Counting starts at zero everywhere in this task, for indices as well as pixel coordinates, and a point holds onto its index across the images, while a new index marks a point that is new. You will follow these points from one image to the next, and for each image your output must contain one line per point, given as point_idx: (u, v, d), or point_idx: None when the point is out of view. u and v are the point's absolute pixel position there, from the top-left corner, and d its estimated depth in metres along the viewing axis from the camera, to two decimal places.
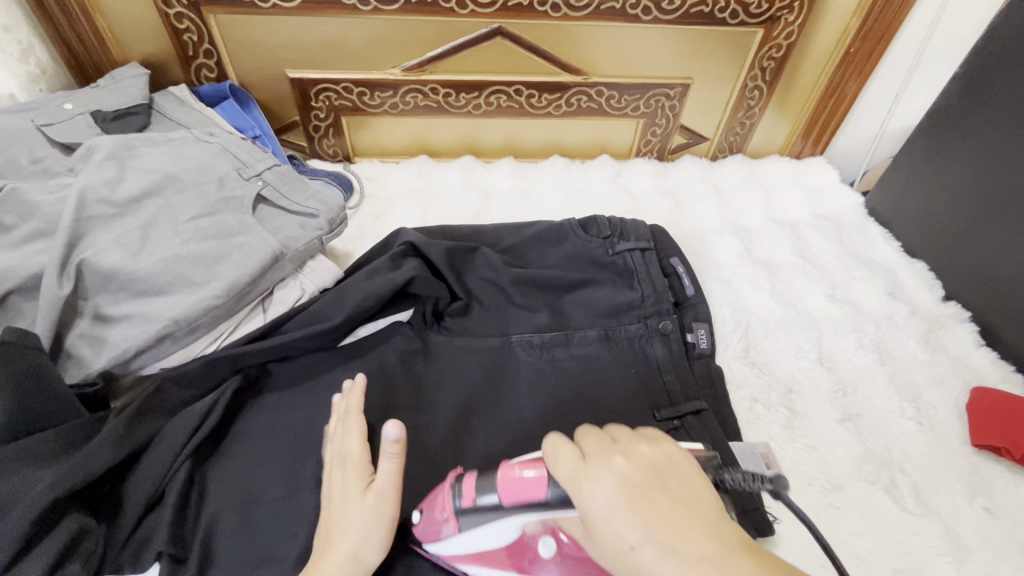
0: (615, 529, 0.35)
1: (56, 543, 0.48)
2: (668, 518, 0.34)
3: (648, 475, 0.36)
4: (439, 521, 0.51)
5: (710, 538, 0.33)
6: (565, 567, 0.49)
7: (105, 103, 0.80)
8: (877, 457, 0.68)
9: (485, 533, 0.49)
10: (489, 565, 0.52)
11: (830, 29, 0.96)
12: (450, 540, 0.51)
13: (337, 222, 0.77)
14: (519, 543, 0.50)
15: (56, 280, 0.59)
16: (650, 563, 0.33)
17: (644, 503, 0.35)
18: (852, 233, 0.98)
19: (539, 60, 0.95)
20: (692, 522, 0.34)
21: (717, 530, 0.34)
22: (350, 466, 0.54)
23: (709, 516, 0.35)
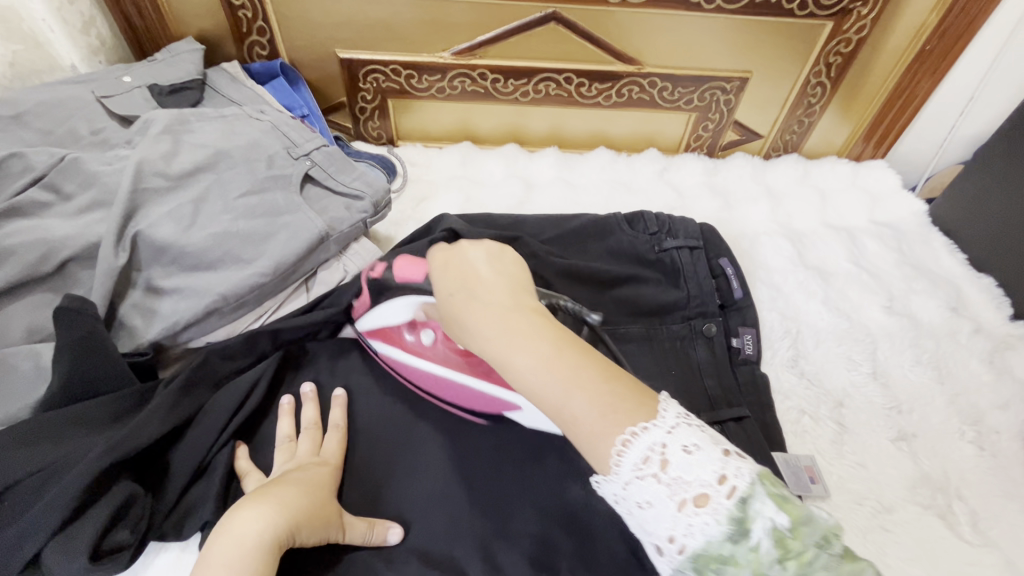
0: (452, 288, 0.52)
1: (105, 509, 0.49)
2: (489, 289, 0.50)
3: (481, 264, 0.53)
4: (363, 303, 0.67)
5: (507, 297, 0.49)
6: (440, 353, 0.62)
7: (161, 77, 0.81)
8: (933, 481, 0.65)
9: (387, 310, 0.65)
10: (387, 341, 0.65)
11: (905, 25, 0.90)
12: (370, 310, 0.66)
13: (382, 205, 0.76)
14: (414, 326, 0.64)
15: (112, 251, 0.60)
16: (461, 301, 0.50)
17: (472, 269, 0.52)
18: (913, 242, 0.93)
19: (593, 49, 0.92)
20: (501, 287, 0.51)
21: (517, 295, 0.50)
22: (331, 470, 0.57)
23: (516, 287, 0.51)
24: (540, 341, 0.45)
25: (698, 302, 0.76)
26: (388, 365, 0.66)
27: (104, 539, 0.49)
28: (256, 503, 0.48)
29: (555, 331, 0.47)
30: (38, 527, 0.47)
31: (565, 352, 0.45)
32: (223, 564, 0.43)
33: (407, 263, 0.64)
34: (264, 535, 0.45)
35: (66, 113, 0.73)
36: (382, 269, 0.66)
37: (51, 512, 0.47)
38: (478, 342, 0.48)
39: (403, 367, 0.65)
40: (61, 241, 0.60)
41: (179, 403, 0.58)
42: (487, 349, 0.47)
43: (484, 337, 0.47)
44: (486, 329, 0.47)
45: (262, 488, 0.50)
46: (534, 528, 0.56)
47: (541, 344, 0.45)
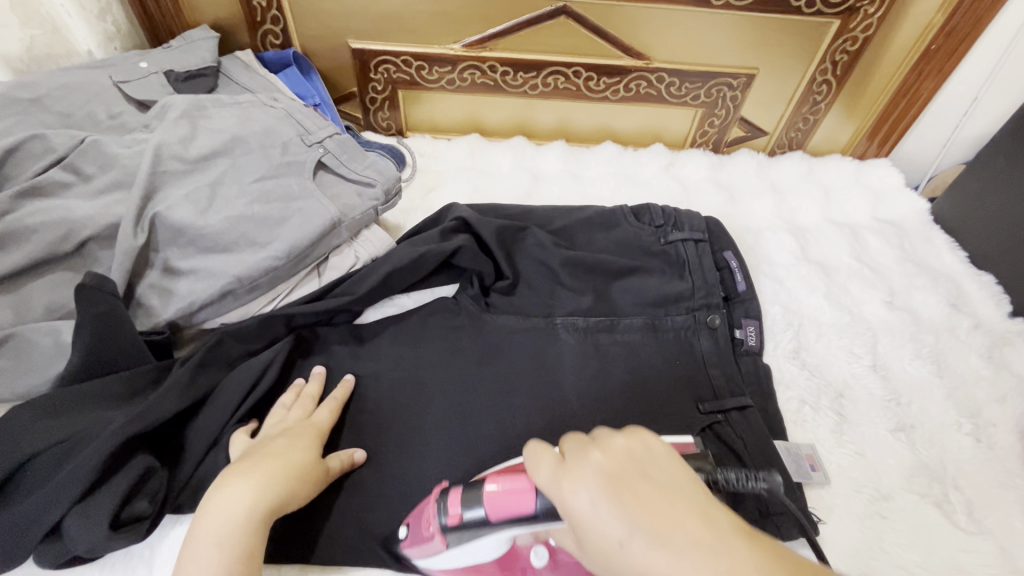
0: (616, 520, 0.32)
1: (125, 480, 0.50)
2: (660, 511, 0.32)
3: (632, 468, 0.35)
4: (423, 540, 0.51)
5: (703, 524, 0.31)
6: (562, 572, 0.51)
7: (177, 64, 0.82)
8: (930, 470, 0.66)
9: (473, 549, 0.50)
10: (479, 573, 0.54)
11: (911, 24, 0.91)
12: (439, 556, 0.51)
13: (393, 193, 0.77)
14: (513, 553, 0.52)
15: (131, 231, 0.62)
16: (646, 550, 0.31)
17: (628, 491, 0.33)
18: (914, 239, 0.94)
19: (602, 43, 0.94)
20: (680, 508, 0.32)
21: (709, 515, 0.32)
22: (318, 428, 0.59)
23: (703, 503, 0.33)
24: None
25: (703, 294, 0.77)
26: None
27: (123, 509, 0.50)
28: (240, 476, 0.50)
29: (804, 575, 0.29)
30: (59, 496, 0.48)
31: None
32: (214, 540, 0.46)
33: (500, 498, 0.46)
34: (250, 508, 0.48)
35: (85, 97, 0.74)
36: (457, 506, 0.49)
37: (72, 482, 0.49)
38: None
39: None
40: (82, 221, 0.61)
41: (195, 381, 0.59)
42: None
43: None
44: None
45: (247, 457, 0.52)
46: None
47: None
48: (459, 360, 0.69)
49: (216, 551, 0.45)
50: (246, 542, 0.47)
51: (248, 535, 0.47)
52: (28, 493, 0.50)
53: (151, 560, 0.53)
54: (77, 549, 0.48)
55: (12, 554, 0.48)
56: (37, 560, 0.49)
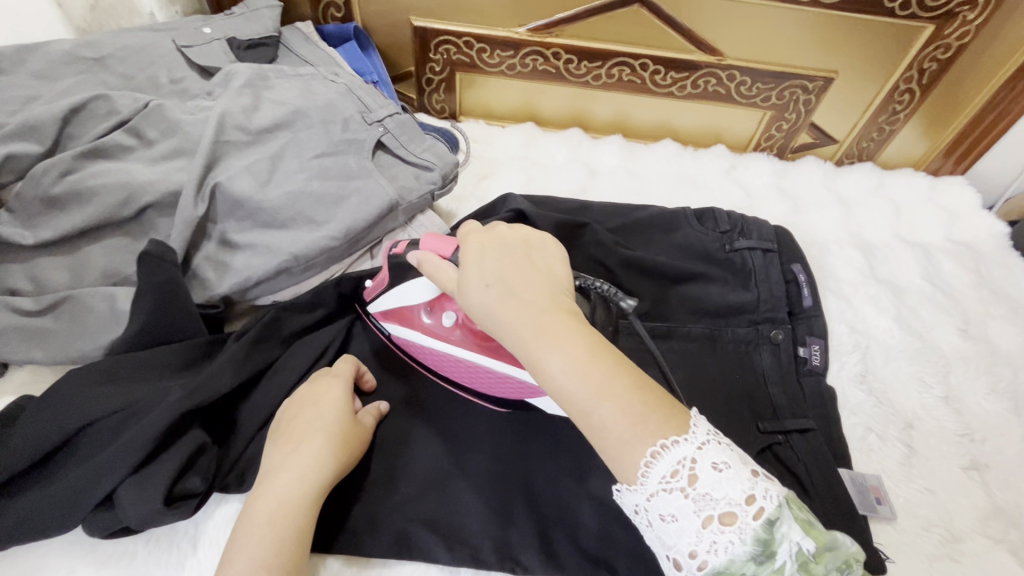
0: (489, 276, 0.47)
1: (179, 456, 0.49)
2: (526, 283, 0.46)
3: (520, 249, 0.50)
4: (379, 279, 0.62)
5: (546, 297, 0.46)
6: (459, 337, 0.59)
7: (240, 32, 0.80)
8: (1006, 514, 0.62)
9: (404, 292, 0.60)
10: (402, 322, 0.62)
11: (1012, 35, 0.85)
12: (386, 290, 0.62)
13: (450, 178, 0.74)
14: (433, 307, 0.60)
15: (193, 201, 0.60)
16: (493, 293, 0.46)
17: (509, 257, 0.48)
18: (991, 264, 0.88)
19: (674, 35, 0.89)
20: (540, 282, 0.47)
21: (556, 295, 0.47)
22: (339, 383, 0.57)
23: (554, 287, 0.48)
24: (573, 339, 0.43)
25: (767, 306, 0.73)
26: (402, 342, 0.64)
27: (176, 485, 0.49)
28: (287, 466, 0.50)
29: (589, 333, 0.44)
30: (115, 466, 0.47)
31: (599, 355, 0.42)
32: (267, 519, 0.47)
33: (433, 238, 0.54)
34: (298, 497, 0.48)
35: (148, 60, 0.73)
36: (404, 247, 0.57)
37: (127, 452, 0.47)
38: (502, 329, 0.45)
39: (417, 348, 0.63)
40: (143, 186, 0.60)
41: (251, 357, 0.58)
42: (507, 334, 0.44)
43: (513, 333, 0.44)
44: (518, 321, 0.44)
45: (285, 441, 0.52)
46: (593, 517, 0.56)
47: (565, 342, 0.42)
48: None
49: (262, 528, 0.46)
50: (295, 525, 0.47)
51: (305, 519, 0.48)
52: (85, 458, 0.49)
53: (197, 537, 0.52)
54: (128, 521, 0.47)
55: (67, 517, 0.48)
56: (88, 527, 0.48)
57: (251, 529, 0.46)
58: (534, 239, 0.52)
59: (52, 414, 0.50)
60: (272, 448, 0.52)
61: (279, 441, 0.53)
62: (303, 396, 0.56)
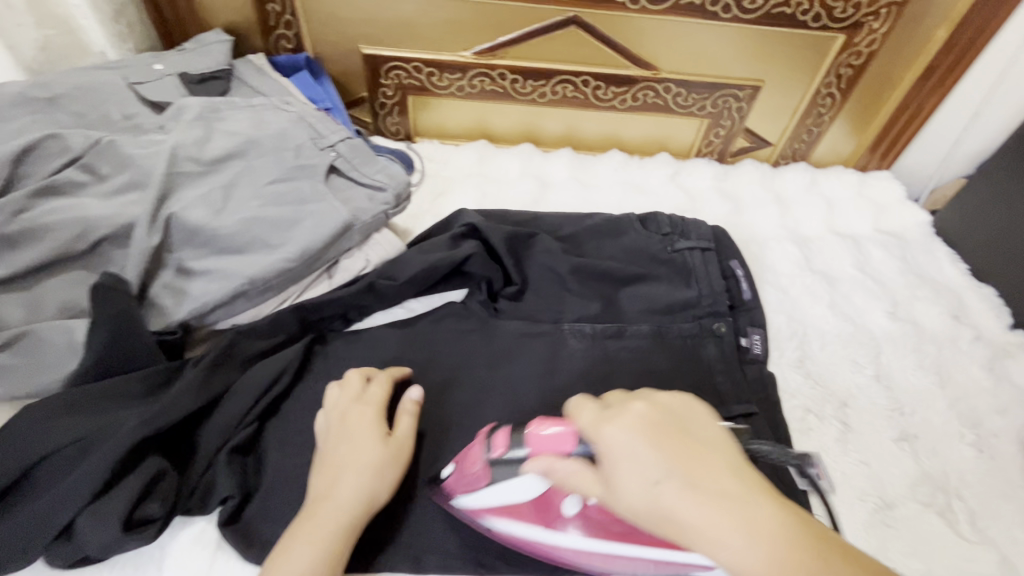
0: (657, 470, 0.38)
1: (138, 483, 0.51)
2: (706, 467, 0.38)
3: (671, 423, 0.41)
4: (468, 474, 0.55)
5: (734, 479, 0.38)
6: (587, 523, 0.51)
7: (191, 66, 0.82)
8: (934, 479, 0.67)
9: (508, 487, 0.53)
10: (514, 519, 0.54)
11: (915, 40, 0.93)
12: (483, 490, 0.54)
13: (402, 197, 0.79)
14: (548, 500, 0.52)
15: (147, 231, 0.62)
16: (671, 490, 0.37)
17: (671, 437, 0.40)
18: (916, 251, 0.95)
19: (610, 53, 0.95)
20: (715, 462, 0.39)
21: (743, 473, 0.39)
22: (373, 412, 0.58)
23: (729, 461, 0.39)
24: (781, 545, 0.35)
25: (709, 302, 0.77)
26: (510, 540, 0.56)
27: (135, 511, 0.51)
28: (328, 496, 0.52)
29: (797, 524, 0.36)
30: (73, 496, 0.49)
31: (835, 560, 0.34)
32: (316, 547, 0.49)
33: (546, 437, 0.49)
34: (336, 526, 0.51)
35: (100, 97, 0.74)
36: (504, 445, 0.53)
37: (85, 482, 0.49)
38: (699, 539, 0.36)
39: (535, 543, 0.54)
40: (98, 220, 0.62)
41: (208, 382, 0.60)
42: (710, 546, 0.36)
43: (717, 543, 0.36)
44: (713, 529, 0.36)
45: (325, 471, 0.54)
46: None
47: (787, 556, 0.34)
48: (467, 365, 0.70)
49: (310, 555, 0.49)
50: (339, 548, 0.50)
51: (346, 540, 0.51)
52: (42, 491, 0.50)
53: (161, 560, 0.53)
54: (89, 549, 0.49)
55: (26, 550, 0.48)
56: (48, 559, 0.50)
57: (290, 555, 0.49)
58: (683, 406, 0.43)
59: (9, 449, 0.51)
60: (314, 476, 0.54)
61: (319, 468, 0.55)
62: (336, 426, 0.57)
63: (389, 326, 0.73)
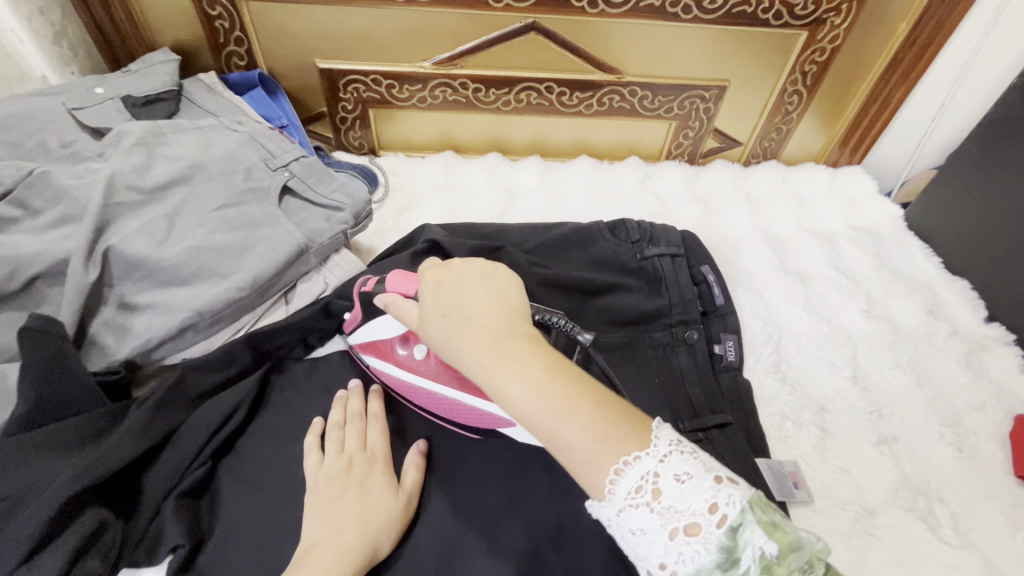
0: (443, 306, 0.49)
1: (74, 539, 0.47)
2: (482, 307, 0.48)
3: (477, 273, 0.51)
4: (357, 314, 0.66)
5: (501, 321, 0.47)
6: (432, 369, 0.60)
7: (135, 89, 0.79)
8: (914, 483, 0.65)
9: (377, 324, 0.62)
10: (380, 356, 0.64)
11: (878, 33, 0.92)
12: (362, 325, 0.65)
13: (362, 216, 0.75)
14: (405, 339, 0.62)
15: (82, 267, 0.59)
16: (450, 322, 0.47)
17: (477, 283, 0.50)
18: (890, 246, 0.94)
19: (573, 58, 0.93)
20: (493, 306, 0.48)
21: (511, 318, 0.48)
22: (380, 464, 0.58)
23: (509, 310, 0.49)
24: (513, 359, 0.44)
25: (680, 310, 0.76)
26: (379, 376, 0.65)
27: (73, 569, 0.47)
28: (329, 542, 0.50)
29: (541, 351, 0.45)
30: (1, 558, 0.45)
31: (557, 374, 0.44)
32: None
33: (399, 278, 0.57)
34: (345, 573, 0.49)
35: (35, 126, 0.71)
36: (376, 283, 0.62)
37: (15, 543, 0.46)
38: (463, 357, 0.46)
39: (394, 380, 0.63)
40: (31, 257, 0.59)
41: (154, 424, 0.56)
42: (465, 360, 0.46)
43: (475, 361, 0.45)
44: (474, 351, 0.45)
45: (327, 517, 0.52)
46: (522, 542, 0.56)
47: (519, 366, 0.44)
48: None
49: None
50: None
51: None
52: None
53: None
54: None
55: None
56: None
57: None
58: (490, 268, 0.52)
59: None
60: (312, 523, 0.52)
61: (322, 514, 0.53)
62: (345, 474, 0.56)
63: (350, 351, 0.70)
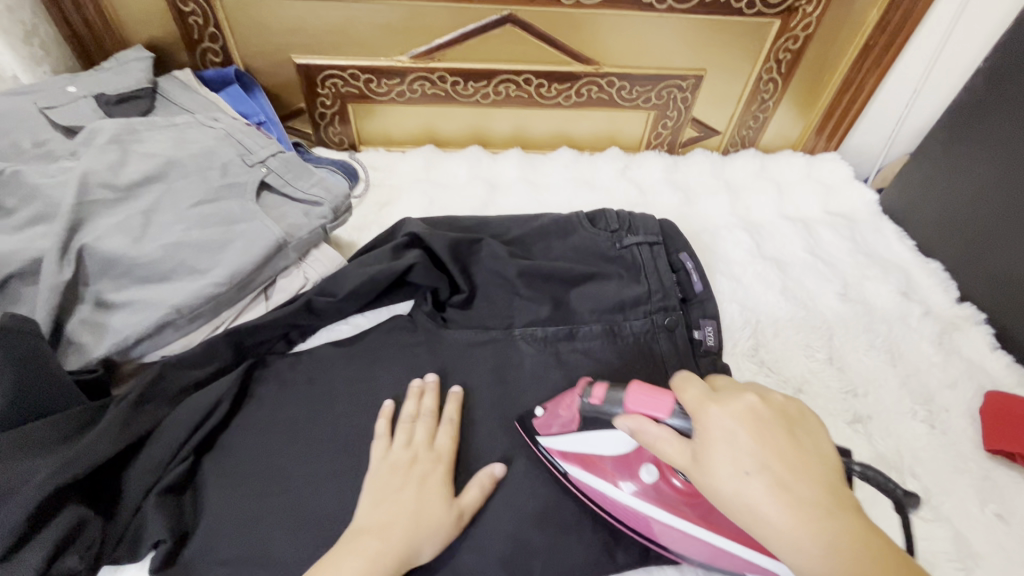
0: (747, 467, 0.39)
1: (53, 536, 0.48)
2: (800, 478, 0.38)
3: (781, 420, 0.41)
4: (556, 420, 0.59)
5: (830, 496, 0.38)
6: (668, 495, 0.54)
7: (109, 87, 0.79)
8: (887, 460, 0.67)
9: (600, 439, 0.56)
10: (592, 472, 0.57)
11: (850, 20, 0.93)
12: (572, 435, 0.57)
13: (341, 211, 0.75)
14: (631, 461, 0.55)
15: (57, 266, 0.59)
16: (767, 496, 0.38)
17: (769, 431, 0.40)
18: (866, 230, 0.96)
19: (550, 49, 0.93)
20: (808, 473, 0.39)
21: (839, 493, 0.39)
22: (444, 466, 0.58)
23: (832, 478, 0.39)
24: (842, 563, 0.36)
25: (661, 296, 0.76)
26: (583, 492, 0.58)
27: (53, 565, 0.47)
28: (373, 536, 0.51)
29: (879, 547, 0.36)
30: None
31: None
32: None
33: (643, 395, 0.49)
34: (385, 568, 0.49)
35: (6, 125, 0.70)
36: (587, 388, 0.56)
37: None
38: (788, 543, 0.37)
39: (608, 500, 0.56)
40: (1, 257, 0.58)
41: (133, 421, 0.57)
42: (786, 546, 0.37)
43: (801, 552, 0.36)
44: (801, 542, 0.36)
45: (379, 513, 0.53)
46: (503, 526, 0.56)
47: (857, 572, 0.35)
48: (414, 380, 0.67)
49: None
50: None
51: None
52: None
53: None
54: None
55: None
56: None
57: None
58: (793, 411, 0.43)
59: None
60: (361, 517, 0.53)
61: (379, 501, 0.54)
62: (408, 469, 0.57)
63: (332, 344, 0.70)
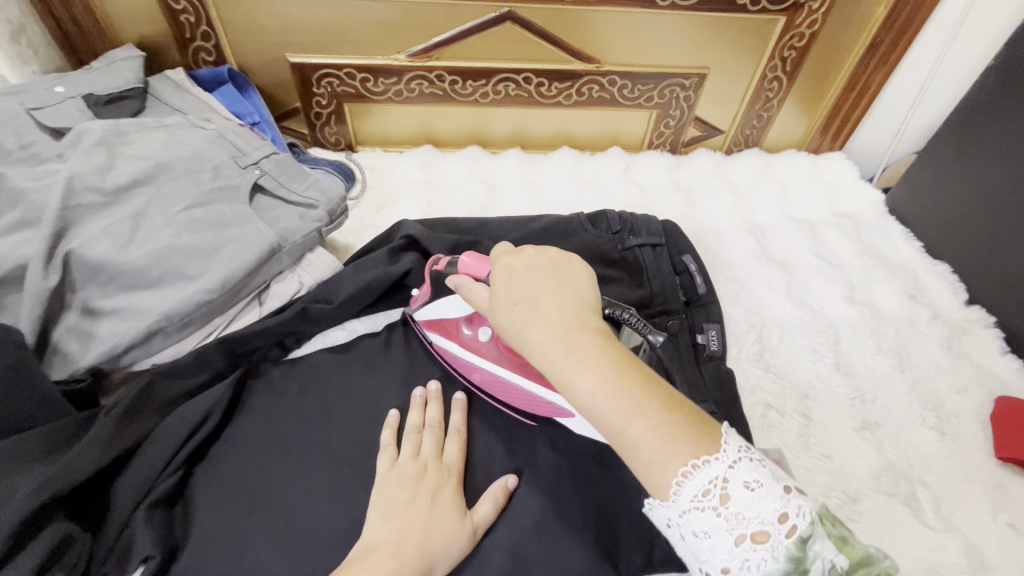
0: (515, 295, 0.49)
1: (38, 552, 0.45)
2: (552, 299, 0.48)
3: (549, 264, 0.52)
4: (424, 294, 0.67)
5: (573, 314, 0.47)
6: (496, 350, 0.61)
7: (98, 86, 0.77)
8: (897, 469, 0.65)
9: (447, 304, 0.64)
10: (442, 334, 0.65)
11: (857, 17, 0.91)
12: (428, 303, 0.66)
13: (337, 213, 0.73)
14: (471, 320, 0.63)
15: (42, 272, 0.57)
16: (522, 312, 0.47)
17: (540, 272, 0.51)
18: (872, 231, 0.94)
19: (550, 47, 0.91)
20: (563, 300, 0.48)
21: (584, 313, 0.48)
22: (454, 480, 0.56)
23: (582, 304, 0.49)
24: (576, 358, 0.44)
25: (661, 300, 0.75)
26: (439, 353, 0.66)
27: None
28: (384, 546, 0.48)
29: (613, 347, 0.45)
30: None
31: (629, 373, 0.43)
32: None
33: (471, 259, 0.57)
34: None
35: None
36: (445, 263, 0.64)
37: None
38: (536, 346, 0.46)
39: (455, 359, 0.64)
40: None
41: (120, 433, 0.55)
42: (535, 349, 0.46)
43: (542, 350, 0.45)
44: (544, 345, 0.45)
45: (391, 521, 0.50)
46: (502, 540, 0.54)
47: (581, 358, 0.44)
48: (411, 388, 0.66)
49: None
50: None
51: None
52: None
53: None
54: None
55: None
56: None
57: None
58: (560, 258, 0.53)
59: None
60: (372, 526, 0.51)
61: (390, 515, 0.51)
62: (417, 480, 0.54)
63: (327, 351, 0.68)
